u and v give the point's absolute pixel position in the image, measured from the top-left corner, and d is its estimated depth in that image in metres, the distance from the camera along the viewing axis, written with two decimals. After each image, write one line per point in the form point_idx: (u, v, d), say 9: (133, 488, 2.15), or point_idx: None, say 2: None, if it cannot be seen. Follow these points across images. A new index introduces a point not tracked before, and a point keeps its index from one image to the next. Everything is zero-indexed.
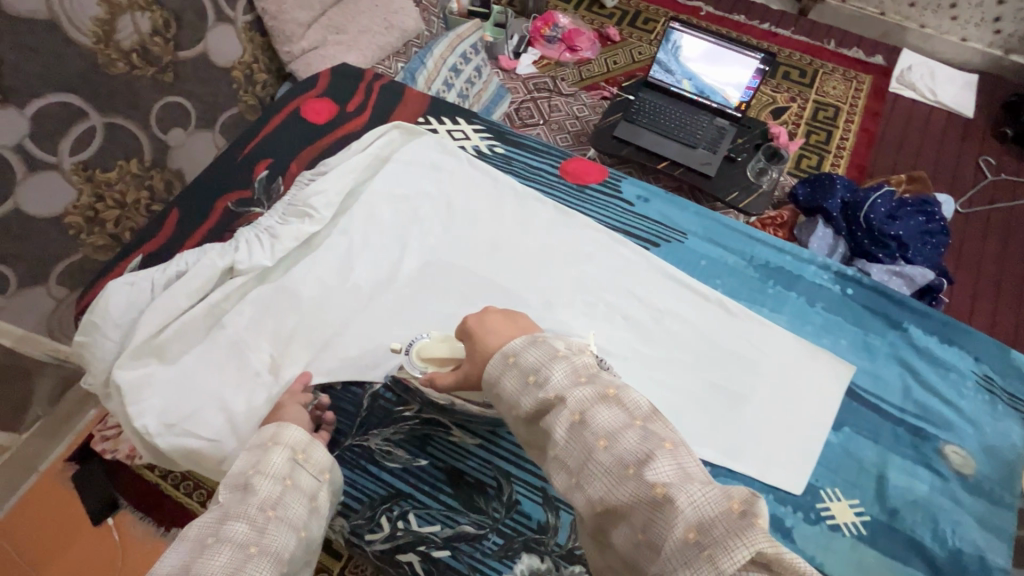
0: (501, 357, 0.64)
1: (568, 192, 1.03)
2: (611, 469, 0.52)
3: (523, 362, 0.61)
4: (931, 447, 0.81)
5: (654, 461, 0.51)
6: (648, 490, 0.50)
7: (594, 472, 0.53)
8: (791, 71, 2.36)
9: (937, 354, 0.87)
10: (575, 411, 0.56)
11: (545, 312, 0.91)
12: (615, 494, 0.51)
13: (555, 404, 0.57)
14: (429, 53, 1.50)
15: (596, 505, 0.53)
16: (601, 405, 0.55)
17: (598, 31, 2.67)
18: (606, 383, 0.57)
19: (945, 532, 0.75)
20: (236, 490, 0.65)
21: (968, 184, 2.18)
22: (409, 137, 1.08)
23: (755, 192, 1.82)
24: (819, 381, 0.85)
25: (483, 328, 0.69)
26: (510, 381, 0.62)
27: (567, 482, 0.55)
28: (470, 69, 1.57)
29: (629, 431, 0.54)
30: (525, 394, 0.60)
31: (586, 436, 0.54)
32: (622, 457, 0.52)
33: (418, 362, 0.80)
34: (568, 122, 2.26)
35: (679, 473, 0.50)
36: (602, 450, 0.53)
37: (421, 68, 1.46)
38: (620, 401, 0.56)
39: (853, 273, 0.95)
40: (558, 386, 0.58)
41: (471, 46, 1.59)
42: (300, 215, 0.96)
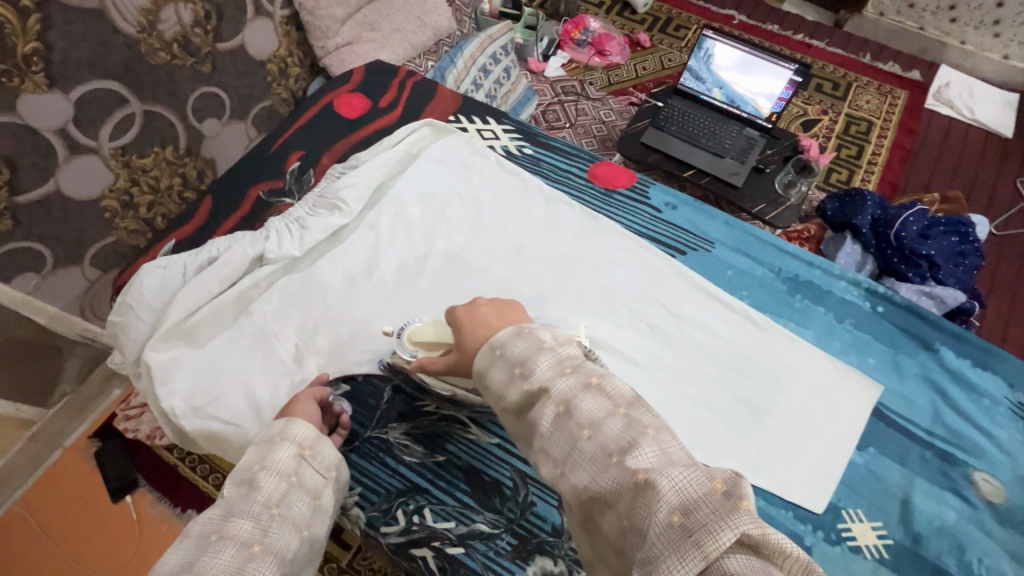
0: (488, 348, 0.63)
1: (596, 196, 1.03)
2: (596, 459, 0.52)
3: (510, 354, 0.61)
4: (960, 474, 0.78)
5: (638, 447, 0.51)
6: (630, 476, 0.50)
7: (579, 461, 0.53)
8: (824, 83, 2.32)
9: (970, 378, 0.85)
10: (559, 402, 0.56)
11: (568, 315, 0.90)
12: (600, 482, 0.52)
13: (538, 396, 0.58)
14: (461, 53, 1.51)
15: (582, 494, 0.53)
16: (585, 394, 0.56)
17: (628, 36, 2.67)
18: (588, 372, 0.57)
19: (973, 562, 0.73)
20: (242, 485, 0.65)
21: (1005, 206, 2.12)
22: (440, 135, 1.08)
23: (783, 206, 1.81)
24: (847, 399, 0.83)
25: (472, 320, 0.70)
26: (497, 373, 0.61)
27: (552, 472, 0.55)
28: (499, 70, 1.58)
29: (612, 420, 0.54)
30: (511, 386, 0.60)
31: (570, 425, 0.55)
32: (605, 444, 0.53)
33: (409, 346, 0.81)
34: (594, 126, 2.25)
35: (660, 458, 0.50)
36: (585, 439, 0.53)
37: (452, 67, 1.47)
38: (602, 389, 0.56)
39: (885, 290, 0.93)
40: (541, 375, 0.58)
41: (502, 47, 1.60)
42: (330, 207, 0.97)
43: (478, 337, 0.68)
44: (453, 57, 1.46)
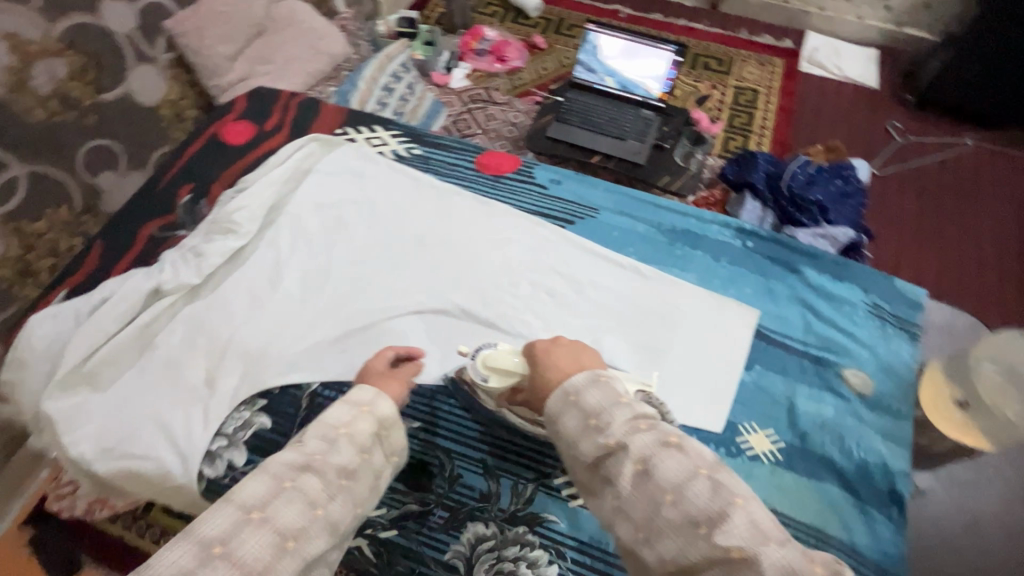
0: (561, 395, 0.62)
1: (486, 183, 1.09)
2: (680, 527, 0.52)
3: (585, 403, 0.60)
4: (832, 373, 0.88)
5: (726, 522, 0.50)
6: (721, 552, 0.49)
7: (661, 527, 0.52)
8: (709, 61, 2.51)
9: (831, 290, 0.95)
10: (637, 458, 0.55)
11: (473, 295, 0.96)
12: (688, 553, 0.51)
13: (614, 451, 0.57)
14: (360, 75, 1.54)
15: (669, 565, 0.52)
16: (665, 453, 0.55)
17: (525, 41, 2.79)
18: (666, 432, 0.56)
19: (852, 447, 0.82)
20: (323, 441, 0.63)
21: (881, 147, 2.35)
22: (328, 148, 1.11)
23: (686, 174, 1.96)
24: (730, 327, 0.92)
25: (546, 360, 0.69)
26: (570, 421, 0.60)
27: (632, 535, 0.55)
28: (403, 86, 1.57)
29: (697, 482, 0.53)
30: (585, 436, 0.59)
31: (653, 489, 0.54)
32: (691, 514, 0.51)
33: (482, 369, 0.80)
34: (505, 129, 2.31)
35: (754, 535, 0.49)
36: (668, 505, 0.52)
37: (352, 89, 1.50)
38: (682, 448, 0.55)
39: (752, 227, 1.03)
40: (618, 428, 0.57)
41: (401, 66, 1.60)
42: (224, 232, 0.98)
43: (549, 381, 0.66)
44: (353, 79, 1.49)
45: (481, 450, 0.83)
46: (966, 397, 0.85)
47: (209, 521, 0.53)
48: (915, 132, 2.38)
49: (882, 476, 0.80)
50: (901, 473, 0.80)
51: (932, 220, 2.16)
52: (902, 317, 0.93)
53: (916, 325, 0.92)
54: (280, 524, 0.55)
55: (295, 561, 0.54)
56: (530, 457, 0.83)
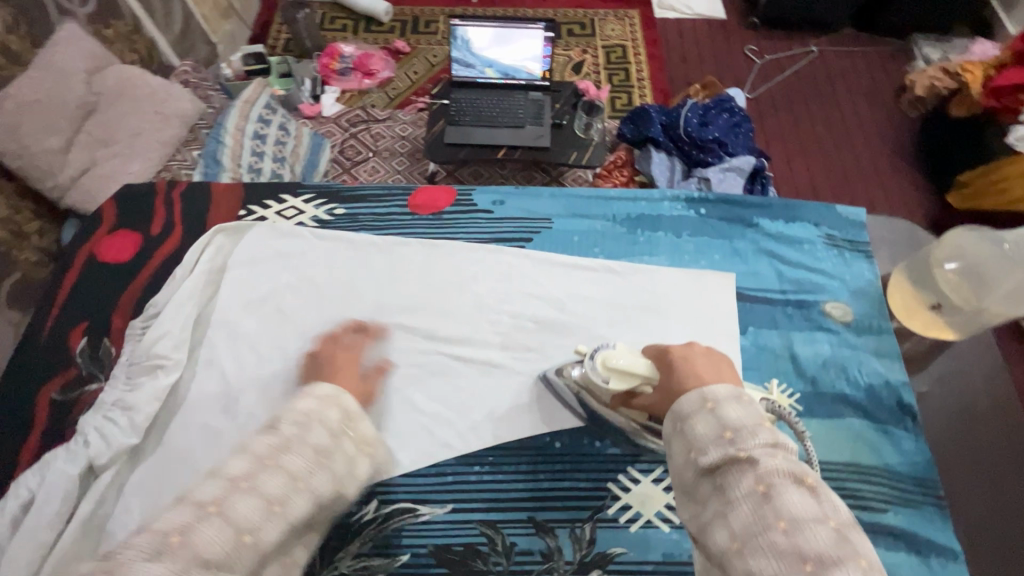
0: (698, 398, 0.60)
1: (427, 225, 1.00)
2: (784, 557, 0.48)
3: (725, 415, 0.58)
4: (816, 312, 0.92)
5: (843, 566, 0.46)
6: None
7: (766, 549, 0.49)
8: (572, 27, 2.60)
9: (787, 234, 0.99)
10: (760, 477, 0.52)
11: (458, 348, 0.88)
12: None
13: (740, 464, 0.54)
14: (225, 128, 1.49)
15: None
16: (791, 485, 0.51)
17: (386, 48, 2.65)
18: (801, 470, 0.53)
19: (856, 375, 0.86)
20: (299, 424, 0.65)
21: (746, 72, 2.51)
22: (238, 235, 0.96)
23: (590, 146, 1.99)
24: (716, 297, 0.92)
25: (685, 367, 0.65)
26: (702, 426, 0.58)
27: (727, 544, 0.52)
28: (274, 129, 1.55)
29: (820, 526, 0.49)
30: (714, 443, 0.56)
31: (766, 510, 0.50)
32: (802, 548, 0.48)
33: (601, 367, 0.74)
34: (397, 144, 2.27)
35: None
36: (779, 531, 0.49)
37: (221, 146, 1.45)
38: (815, 495, 0.51)
39: (699, 194, 1.04)
40: (753, 448, 0.54)
41: (266, 107, 1.57)
42: (151, 370, 0.83)
43: (682, 384, 0.64)
44: (217, 135, 1.45)
45: (525, 509, 0.78)
46: (937, 300, 0.91)
47: (203, 490, 0.58)
48: (770, 52, 2.57)
49: (889, 393, 0.85)
50: (903, 385, 0.86)
51: (805, 126, 2.37)
52: (853, 240, 0.99)
53: (866, 243, 0.98)
54: (264, 491, 0.58)
55: (280, 528, 0.58)
56: (575, 497, 0.79)
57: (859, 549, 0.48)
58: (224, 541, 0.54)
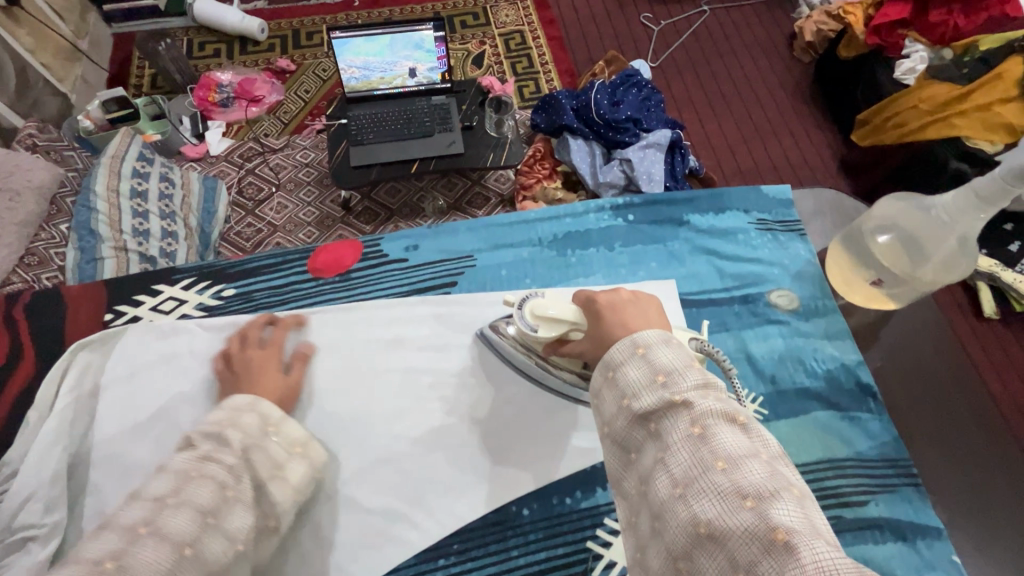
0: (629, 344, 0.53)
1: (335, 289, 0.88)
2: (724, 496, 0.43)
3: (656, 357, 0.51)
4: (762, 305, 0.88)
5: (780, 499, 0.41)
6: (765, 532, 0.40)
7: (706, 492, 0.43)
8: (465, 18, 2.49)
9: (719, 226, 0.94)
10: (696, 419, 0.46)
11: (395, 427, 0.77)
12: (727, 521, 0.42)
13: (674, 408, 0.48)
14: (94, 191, 1.43)
15: (699, 526, 0.43)
16: (724, 424, 0.46)
17: (269, 69, 2.42)
18: (733, 406, 0.47)
19: (812, 363, 0.84)
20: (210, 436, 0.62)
21: (646, 40, 2.49)
22: (108, 347, 0.80)
23: (505, 146, 1.89)
24: (665, 305, 0.84)
25: (611, 310, 0.60)
26: (635, 371, 0.51)
27: (667, 490, 0.45)
28: (156, 183, 1.55)
29: (754, 461, 0.44)
30: (647, 390, 0.50)
31: (703, 451, 0.45)
32: (742, 485, 0.43)
33: (529, 317, 0.71)
34: (302, 173, 2.12)
35: (808, 522, 0.41)
36: (718, 472, 0.44)
37: (94, 213, 1.39)
38: (747, 431, 0.46)
39: (623, 200, 0.97)
40: (688, 391, 0.48)
41: (140, 159, 1.54)
42: (19, 544, 0.66)
43: (613, 334, 0.57)
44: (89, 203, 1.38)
45: None
46: (878, 276, 0.85)
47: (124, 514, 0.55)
48: (665, 17, 2.56)
49: (847, 376, 0.83)
50: (858, 364, 0.84)
51: (712, 86, 2.38)
52: (784, 220, 0.96)
53: (796, 221, 0.95)
54: (195, 502, 0.56)
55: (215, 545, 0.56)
56: (553, 569, 0.72)
57: (790, 478, 0.45)
58: (163, 556, 0.52)
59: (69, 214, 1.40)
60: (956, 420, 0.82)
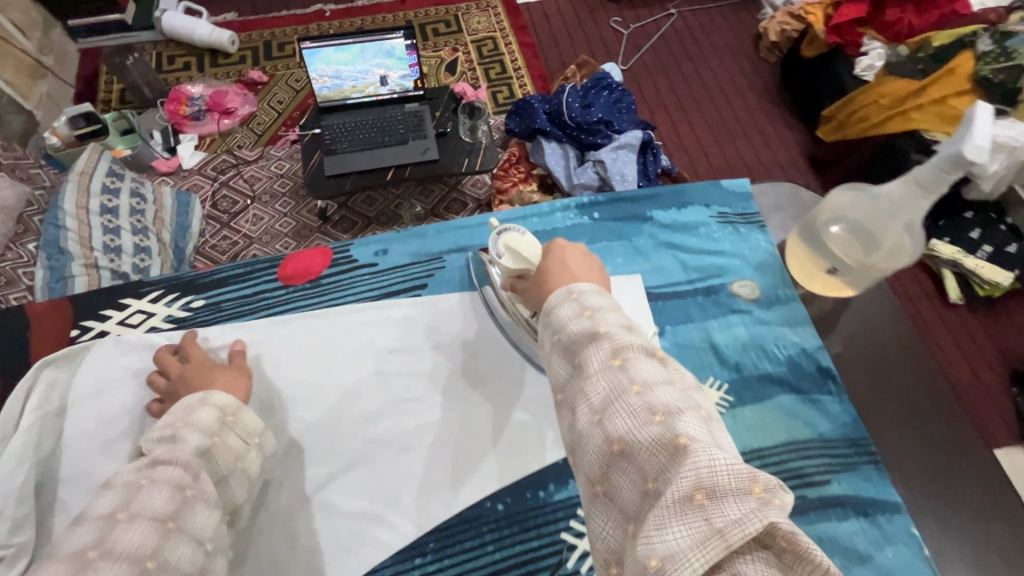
0: (564, 290, 0.59)
1: (306, 295, 0.88)
2: (636, 414, 0.47)
3: (588, 301, 0.57)
4: (725, 295, 0.90)
5: (685, 414, 0.46)
6: (669, 439, 0.44)
7: (618, 413, 0.48)
8: (437, 26, 2.52)
9: (683, 221, 0.97)
10: (616, 352, 0.52)
11: (370, 431, 0.78)
12: (637, 435, 0.46)
13: (597, 340, 0.53)
14: (63, 209, 1.41)
15: (612, 444, 0.47)
16: (640, 358, 0.51)
17: (241, 80, 2.42)
18: (652, 346, 0.53)
19: (775, 350, 0.86)
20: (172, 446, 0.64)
21: (616, 44, 2.54)
22: (74, 364, 0.79)
23: (480, 150, 1.92)
24: (630, 301, 0.88)
25: (557, 259, 0.66)
26: (564, 310, 0.57)
27: (588, 419, 0.50)
28: (126, 198, 1.53)
29: (666, 388, 0.49)
30: (574, 321, 0.56)
31: (620, 378, 0.50)
32: (652, 404, 0.47)
33: (500, 246, 0.76)
34: (277, 184, 2.11)
35: (710, 436, 0.45)
36: (632, 395, 0.48)
37: (63, 230, 1.38)
38: (662, 364, 0.52)
39: (589, 198, 0.99)
40: (610, 324, 0.54)
41: (108, 174, 1.53)
42: None
43: (552, 279, 0.64)
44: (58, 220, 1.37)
45: None
46: (833, 264, 0.89)
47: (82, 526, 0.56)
48: (634, 21, 2.62)
49: (808, 361, 0.86)
50: (818, 349, 0.87)
51: (682, 87, 2.43)
52: (744, 213, 0.99)
53: (755, 213, 0.99)
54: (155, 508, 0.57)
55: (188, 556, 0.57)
56: (526, 562, 0.73)
57: (698, 402, 0.50)
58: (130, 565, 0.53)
59: (38, 234, 1.39)
60: (909, 398, 0.86)
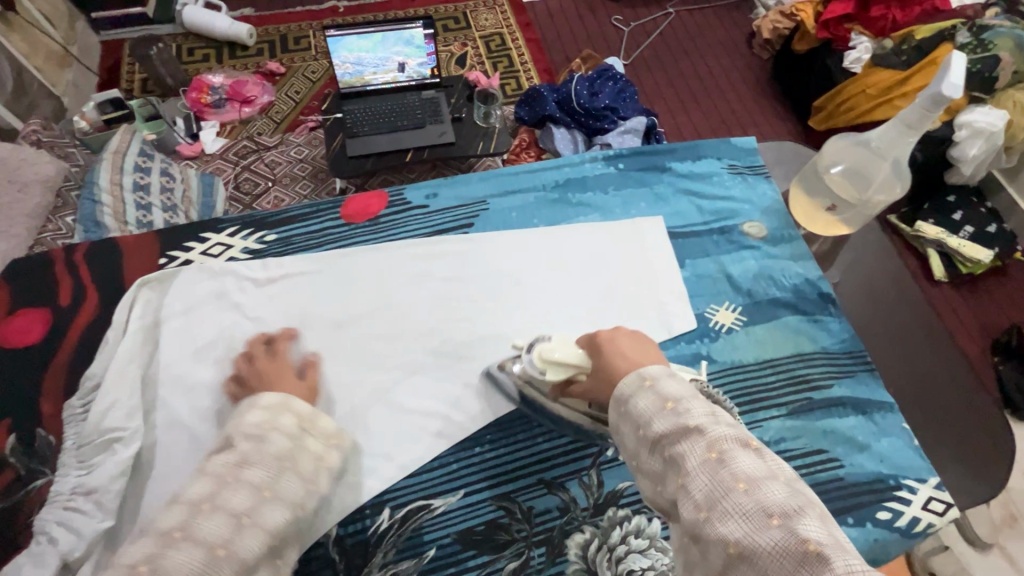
0: (637, 377, 0.61)
1: (366, 232, 0.99)
2: (751, 516, 0.46)
3: (663, 388, 0.58)
4: (737, 234, 1.02)
5: (804, 516, 0.46)
6: (801, 544, 0.44)
7: (729, 513, 0.47)
8: (447, 22, 2.64)
9: (697, 172, 1.09)
10: (712, 445, 0.51)
11: (429, 342, 0.89)
12: (756, 540, 0.45)
13: (689, 434, 0.53)
14: (99, 185, 1.47)
15: (730, 547, 0.46)
16: (738, 449, 0.51)
17: (259, 72, 2.51)
18: (746, 434, 0.53)
19: (782, 279, 0.98)
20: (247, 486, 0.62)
21: (616, 41, 2.68)
22: (166, 286, 0.89)
23: (494, 134, 2.03)
24: (651, 239, 1.00)
25: (612, 347, 0.67)
26: (643, 402, 0.58)
27: (693, 515, 0.49)
28: (156, 176, 1.56)
29: (773, 483, 0.48)
30: (659, 416, 0.56)
31: (723, 473, 0.49)
32: (766, 504, 0.47)
33: (537, 361, 0.74)
34: (297, 167, 2.19)
35: (835, 537, 0.45)
36: (741, 493, 0.48)
37: (98, 205, 1.43)
38: (760, 454, 0.51)
39: (613, 152, 1.11)
40: (698, 418, 0.54)
41: (140, 154, 1.57)
42: (107, 446, 0.75)
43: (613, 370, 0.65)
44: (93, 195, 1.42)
45: (534, 472, 0.81)
46: (831, 203, 1.01)
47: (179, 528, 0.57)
48: (633, 19, 2.76)
49: (810, 288, 0.97)
50: (819, 278, 0.99)
51: (678, 81, 2.57)
52: (751, 166, 1.11)
53: (761, 165, 1.11)
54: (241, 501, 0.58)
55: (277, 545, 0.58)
56: (571, 450, 0.83)
57: (807, 496, 0.49)
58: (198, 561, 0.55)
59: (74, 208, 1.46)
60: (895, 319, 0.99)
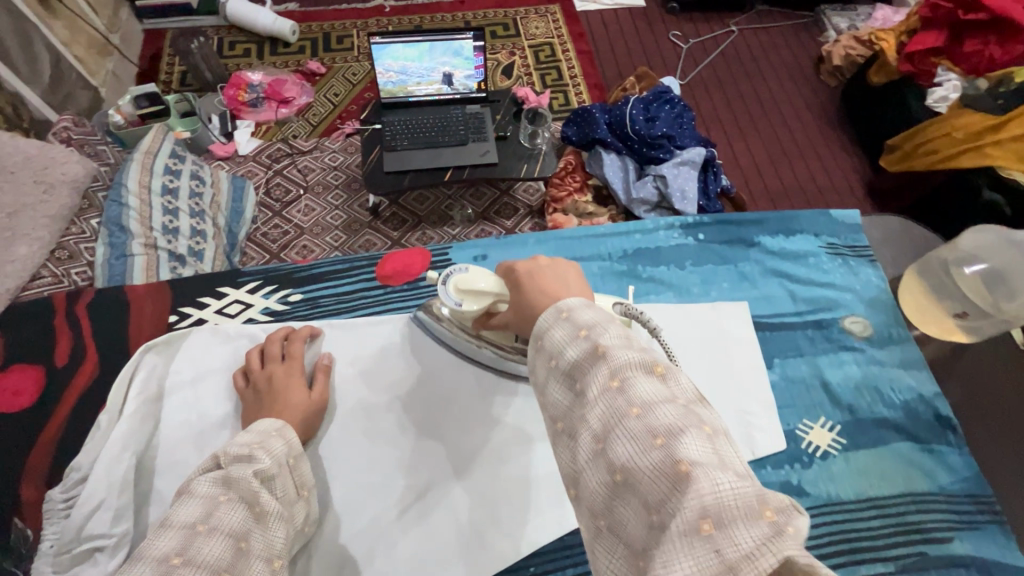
0: (553, 312, 0.47)
1: (402, 297, 0.88)
2: (638, 440, 0.39)
3: (582, 317, 0.46)
4: (836, 330, 0.86)
5: (688, 435, 0.38)
6: (671, 467, 0.37)
7: (620, 441, 0.40)
8: (495, 28, 2.50)
9: (789, 249, 0.93)
10: (615, 371, 0.42)
11: (468, 439, 0.74)
12: (639, 463, 0.38)
13: (596, 359, 0.43)
14: (126, 187, 1.28)
15: (616, 473, 0.40)
16: (644, 373, 0.42)
17: (299, 71, 2.40)
18: (655, 356, 0.43)
19: (890, 394, 0.82)
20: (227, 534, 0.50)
21: (674, 58, 2.50)
22: (173, 350, 0.78)
23: (540, 157, 1.85)
24: (735, 328, 0.85)
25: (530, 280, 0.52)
26: (559, 334, 0.46)
27: (589, 449, 0.42)
28: (186, 180, 1.41)
29: (672, 407, 0.40)
30: (571, 346, 0.45)
31: (619, 401, 0.41)
32: (655, 425, 0.39)
33: (453, 293, 0.68)
34: (330, 176, 2.07)
35: (719, 458, 0.37)
36: (632, 418, 0.40)
37: (125, 209, 1.26)
38: (665, 380, 0.42)
39: (693, 219, 0.97)
40: (611, 340, 0.44)
41: (171, 155, 1.41)
42: (86, 554, 0.64)
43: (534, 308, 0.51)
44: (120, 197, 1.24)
45: None
46: (962, 308, 0.89)
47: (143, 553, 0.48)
48: (693, 35, 2.58)
49: (926, 409, 0.81)
50: (936, 396, 0.82)
51: (738, 105, 2.38)
52: (853, 245, 0.94)
53: (866, 246, 0.94)
54: None
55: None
56: None
57: (711, 420, 0.41)
58: None
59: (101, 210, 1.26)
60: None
